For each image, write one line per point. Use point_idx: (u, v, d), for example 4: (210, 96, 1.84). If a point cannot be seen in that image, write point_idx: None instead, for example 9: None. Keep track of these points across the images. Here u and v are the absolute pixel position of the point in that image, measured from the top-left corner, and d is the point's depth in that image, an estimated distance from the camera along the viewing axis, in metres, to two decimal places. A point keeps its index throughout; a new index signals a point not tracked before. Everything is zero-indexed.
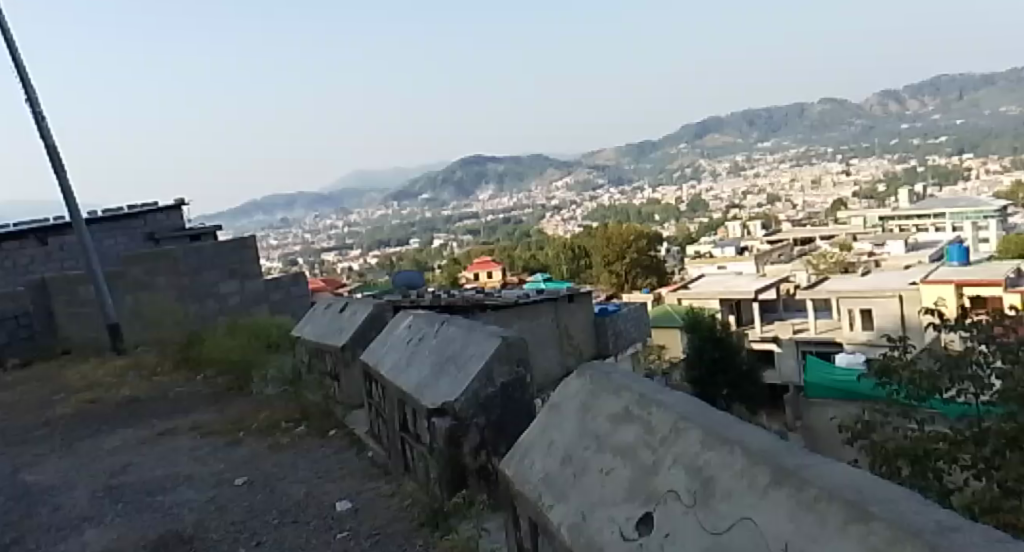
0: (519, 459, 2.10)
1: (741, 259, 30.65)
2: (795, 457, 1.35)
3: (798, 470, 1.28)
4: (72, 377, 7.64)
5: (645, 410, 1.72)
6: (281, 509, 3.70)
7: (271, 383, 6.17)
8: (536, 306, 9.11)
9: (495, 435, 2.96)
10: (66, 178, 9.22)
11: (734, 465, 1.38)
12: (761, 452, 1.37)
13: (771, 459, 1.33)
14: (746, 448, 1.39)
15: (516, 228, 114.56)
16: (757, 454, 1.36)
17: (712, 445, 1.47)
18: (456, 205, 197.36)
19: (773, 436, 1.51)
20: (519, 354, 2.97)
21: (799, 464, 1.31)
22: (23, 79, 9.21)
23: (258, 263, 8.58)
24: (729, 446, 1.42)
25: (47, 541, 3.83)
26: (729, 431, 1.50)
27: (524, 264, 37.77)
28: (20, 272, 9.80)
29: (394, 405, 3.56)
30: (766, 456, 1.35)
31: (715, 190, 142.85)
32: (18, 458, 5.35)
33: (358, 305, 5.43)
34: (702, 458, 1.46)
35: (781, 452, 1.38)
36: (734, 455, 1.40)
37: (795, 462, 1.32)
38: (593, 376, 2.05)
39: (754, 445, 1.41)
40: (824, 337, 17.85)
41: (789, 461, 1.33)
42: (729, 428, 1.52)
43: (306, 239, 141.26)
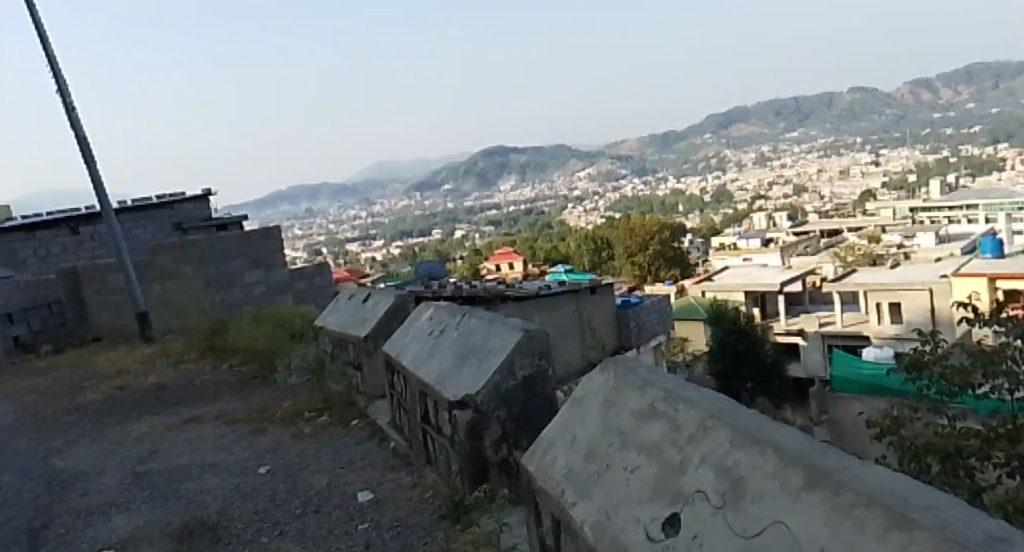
0: (541, 454, 2.06)
1: (766, 251, 30.39)
2: (831, 459, 1.30)
3: (832, 473, 1.24)
4: (101, 364, 7.72)
5: (671, 407, 1.68)
6: (304, 499, 3.69)
7: (295, 373, 6.20)
8: (558, 298, 9.07)
9: (516, 428, 2.93)
10: (96, 169, 9.31)
11: (764, 466, 1.34)
12: (794, 453, 1.32)
13: (805, 461, 1.28)
14: (777, 448, 1.35)
15: (540, 219, 114.45)
16: (791, 454, 1.32)
17: (742, 445, 1.42)
18: (478, 196, 197.78)
19: (806, 436, 1.46)
20: (542, 346, 2.94)
21: (835, 466, 1.26)
22: (54, 71, 9.31)
23: (283, 253, 8.63)
24: (760, 447, 1.38)
25: (75, 527, 3.86)
26: (760, 431, 1.45)
27: (546, 255, 37.75)
28: (51, 261, 9.93)
29: (416, 398, 3.54)
30: (799, 459, 1.30)
31: (740, 181, 141.97)
32: (49, 443, 5.41)
33: (381, 296, 5.42)
34: (731, 458, 1.42)
35: (815, 453, 1.33)
36: (764, 456, 1.35)
37: (830, 465, 1.27)
38: (616, 372, 2.00)
39: (786, 445, 1.36)
40: (851, 331, 17.66)
41: (825, 463, 1.27)
42: (759, 426, 1.48)
43: (329, 229, 142.07)
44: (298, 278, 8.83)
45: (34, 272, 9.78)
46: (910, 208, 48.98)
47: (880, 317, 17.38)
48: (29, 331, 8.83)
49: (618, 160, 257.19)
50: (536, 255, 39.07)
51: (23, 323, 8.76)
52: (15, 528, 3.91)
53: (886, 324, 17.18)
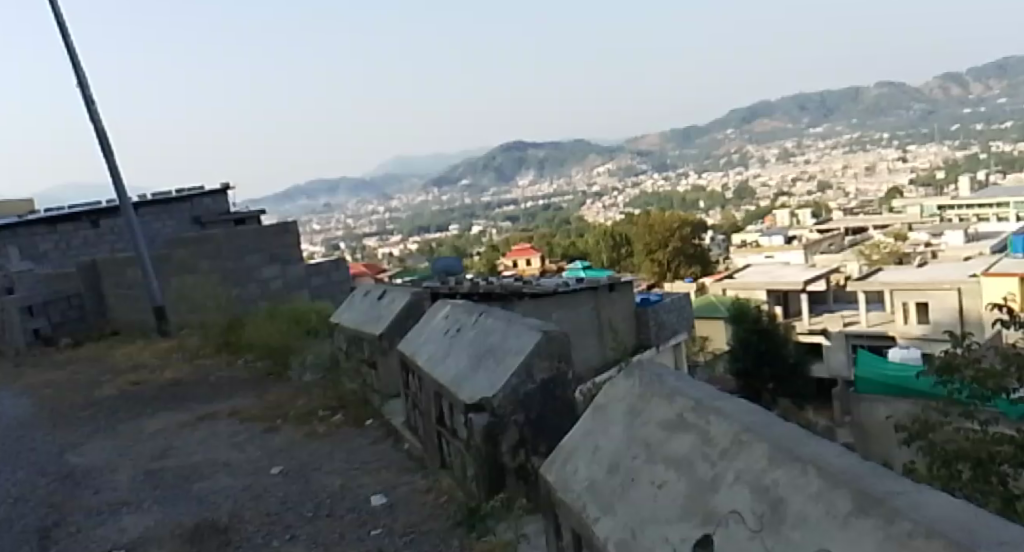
0: (560, 464, 1.96)
1: (788, 249, 30.14)
2: (882, 482, 1.19)
3: (886, 497, 1.13)
4: (119, 357, 7.71)
5: (702, 419, 1.57)
6: (317, 501, 3.62)
7: (310, 370, 6.15)
8: (577, 295, 8.98)
9: (534, 435, 2.84)
10: (115, 162, 9.31)
11: (808, 487, 1.23)
12: (840, 475, 1.21)
13: (855, 484, 1.18)
14: (822, 468, 1.24)
15: (559, 215, 114.82)
16: (837, 476, 1.21)
17: (782, 463, 1.31)
18: (495, 191, 197.49)
19: (850, 452, 1.35)
20: (561, 349, 2.84)
21: (887, 490, 1.16)
22: (75, 64, 9.30)
23: (300, 248, 8.59)
24: (803, 466, 1.27)
25: (85, 526, 3.80)
26: (801, 447, 1.34)
27: (564, 251, 37.70)
28: (73, 253, 9.98)
29: (431, 399, 3.45)
30: (847, 480, 1.19)
31: (761, 177, 141.51)
32: (65, 438, 5.38)
33: (397, 293, 5.34)
34: (769, 478, 1.31)
35: (864, 474, 1.22)
36: (807, 476, 1.24)
37: (883, 489, 1.16)
38: (641, 377, 1.91)
39: (831, 465, 1.25)
40: (875, 331, 17.41)
41: (877, 487, 1.16)
42: (801, 443, 1.37)
43: (345, 224, 142.23)
44: (315, 273, 8.79)
45: (56, 265, 9.80)
46: (938, 205, 48.27)
47: (906, 316, 17.09)
48: (48, 324, 8.84)
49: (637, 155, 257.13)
50: (555, 251, 39.02)
51: (43, 317, 8.78)
52: (26, 526, 3.86)
53: (912, 324, 16.90)
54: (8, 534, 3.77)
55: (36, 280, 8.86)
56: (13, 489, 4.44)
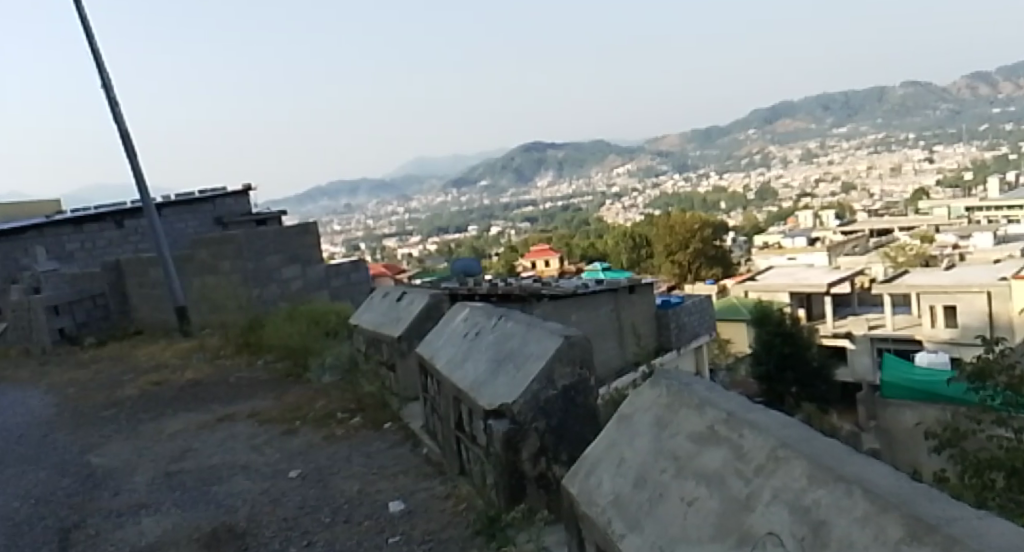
0: (583, 477, 1.90)
1: (811, 250, 29.92)
2: (933, 506, 1.12)
3: (941, 524, 1.05)
4: (141, 357, 7.73)
5: (734, 432, 1.51)
6: (335, 506, 3.58)
7: (328, 372, 6.11)
8: (597, 297, 8.93)
9: (556, 442, 2.77)
10: (139, 163, 9.35)
11: (853, 510, 1.16)
12: (887, 496, 1.15)
13: (905, 507, 1.11)
14: (867, 489, 1.17)
15: (580, 215, 114.89)
16: (884, 498, 1.14)
17: (824, 482, 1.24)
18: (514, 191, 197.31)
19: (896, 472, 1.28)
20: (582, 354, 2.79)
21: (941, 516, 1.09)
22: (99, 65, 9.34)
23: (320, 249, 8.57)
24: (849, 486, 1.20)
25: (104, 528, 3.78)
26: (844, 466, 1.27)
27: (583, 252, 37.63)
28: (98, 253, 10.08)
29: (450, 404, 3.39)
30: (896, 504, 1.12)
31: (784, 178, 140.93)
32: (85, 438, 5.38)
33: (416, 294, 5.30)
34: (810, 497, 1.24)
35: (913, 497, 1.15)
36: (851, 497, 1.18)
37: (934, 514, 1.09)
38: (668, 386, 1.85)
39: (878, 487, 1.18)
40: (901, 334, 17.18)
41: (928, 511, 1.10)
42: (843, 461, 1.30)
43: (364, 224, 142.47)
44: (334, 274, 8.77)
45: (81, 265, 9.87)
46: (965, 207, 47.69)
47: (933, 320, 16.83)
48: (73, 323, 8.89)
49: (658, 155, 256.64)
50: (573, 251, 38.96)
51: (68, 316, 8.82)
52: (46, 527, 3.86)
53: (939, 327, 16.67)
54: (29, 536, 3.76)
55: (61, 279, 8.91)
56: (35, 490, 4.44)
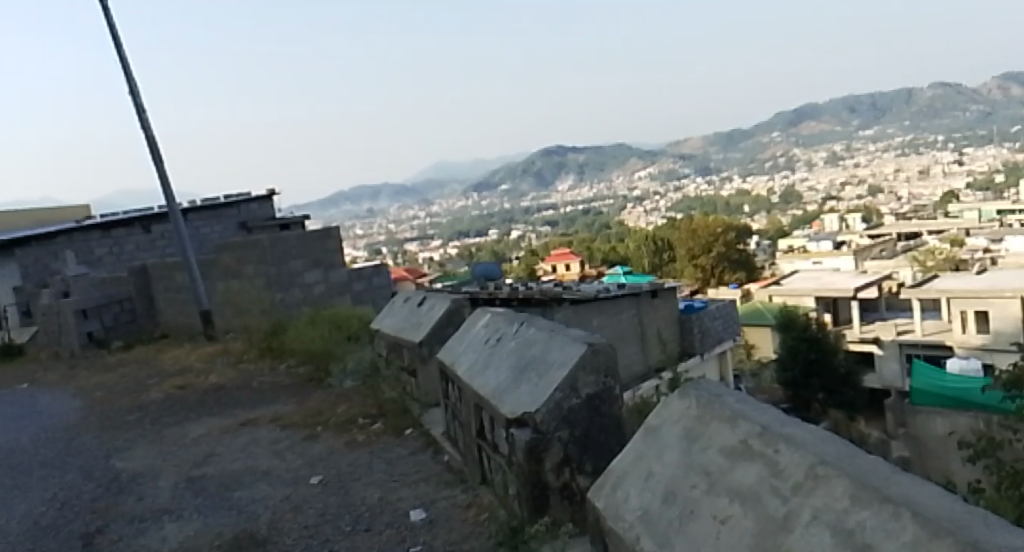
0: (610, 490, 1.84)
1: (837, 254, 29.63)
2: (989, 533, 1.06)
3: None
4: (166, 361, 7.76)
5: (770, 447, 1.45)
6: (356, 514, 3.55)
7: (350, 376, 6.08)
8: (618, 302, 8.90)
9: (580, 452, 2.72)
10: (164, 169, 9.40)
11: (901, 534, 1.10)
12: (940, 521, 1.08)
13: (960, 534, 1.04)
14: (916, 513, 1.10)
15: (602, 219, 114.85)
16: (936, 522, 1.07)
17: (867, 503, 1.18)
18: (535, 195, 197.19)
19: (945, 493, 1.21)
20: (607, 362, 2.73)
21: (1000, 544, 1.02)
22: (127, 71, 9.41)
23: (343, 253, 8.55)
24: (896, 507, 1.14)
25: (127, 534, 3.77)
26: (889, 485, 1.20)
27: (604, 256, 37.55)
28: (125, 257, 10.20)
29: (471, 411, 3.34)
30: (950, 529, 1.05)
31: (809, 181, 140.00)
32: (110, 442, 5.39)
33: (437, 299, 5.25)
34: (852, 519, 1.18)
35: (967, 522, 1.09)
36: (898, 520, 1.12)
37: (992, 542, 1.02)
38: (699, 398, 1.79)
39: (928, 509, 1.11)
40: (931, 340, 16.90)
41: (983, 538, 1.03)
42: (888, 481, 1.23)
43: (386, 229, 142.91)
44: (357, 278, 8.75)
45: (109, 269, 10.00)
46: (997, 211, 46.95)
47: (963, 325, 16.58)
48: (101, 326, 8.96)
49: (680, 159, 255.90)
50: (594, 255, 38.86)
51: (96, 320, 8.87)
52: (71, 532, 3.85)
53: (971, 333, 16.43)
54: (52, 541, 3.75)
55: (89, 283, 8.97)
56: (60, 494, 4.44)
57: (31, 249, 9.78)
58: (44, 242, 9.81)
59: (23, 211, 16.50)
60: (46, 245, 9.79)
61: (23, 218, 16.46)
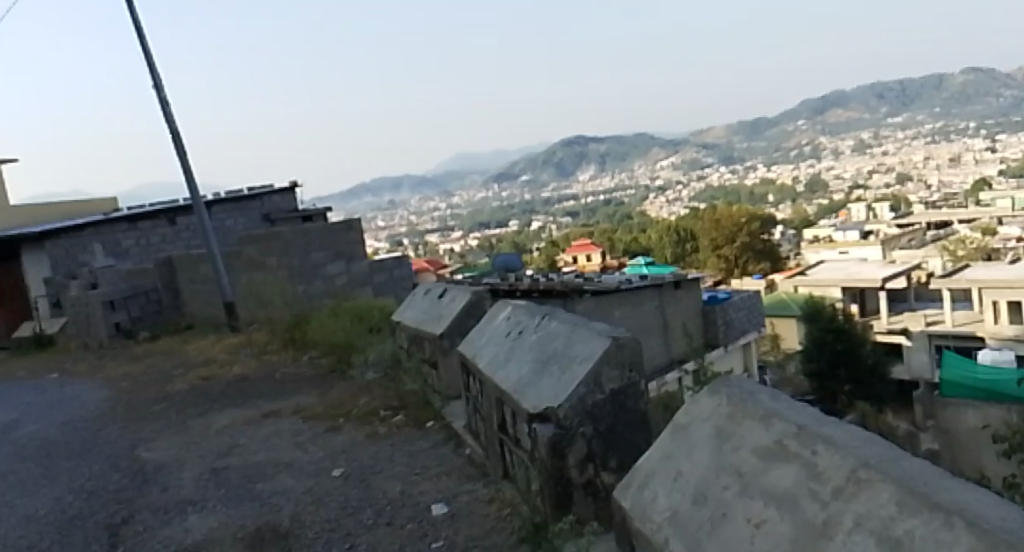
0: (636, 490, 1.79)
1: (864, 244, 29.28)
2: None
3: None
4: (192, 352, 7.78)
5: (807, 448, 1.39)
6: (377, 507, 3.52)
7: (372, 367, 6.06)
8: (640, 294, 8.83)
9: (604, 448, 2.66)
10: (188, 161, 9.43)
11: (955, 546, 1.03)
12: (999, 531, 1.02)
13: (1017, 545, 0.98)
14: (973, 523, 1.04)
15: (624, 209, 114.52)
16: (994, 534, 1.01)
17: (917, 511, 1.12)
18: (556, 186, 196.79)
19: (1000, 501, 1.14)
20: (632, 357, 2.67)
21: None
22: (151, 65, 9.44)
23: (365, 245, 8.54)
24: (949, 515, 1.07)
25: (152, 525, 3.76)
26: (940, 492, 1.14)
27: (626, 246, 37.39)
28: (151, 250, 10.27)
29: (493, 405, 3.30)
30: (1008, 542, 0.99)
31: (834, 170, 138.39)
32: (137, 433, 5.40)
33: (458, 291, 5.20)
34: (899, 527, 1.12)
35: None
36: (951, 530, 1.05)
37: None
38: (729, 395, 1.73)
39: (985, 519, 1.05)
40: (962, 331, 16.66)
41: None
42: (937, 487, 1.17)
43: (407, 220, 143.16)
44: (378, 270, 8.72)
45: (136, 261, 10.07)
46: None
47: (996, 316, 16.36)
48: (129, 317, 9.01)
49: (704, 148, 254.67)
50: (616, 246, 38.72)
51: (123, 310, 8.91)
52: (97, 522, 3.86)
53: (1003, 324, 16.16)
54: (79, 532, 3.75)
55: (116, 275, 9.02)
56: (87, 484, 4.46)
57: (59, 240, 9.85)
58: (72, 234, 9.88)
59: (51, 204, 16.69)
60: (75, 237, 9.86)
61: (51, 211, 16.63)
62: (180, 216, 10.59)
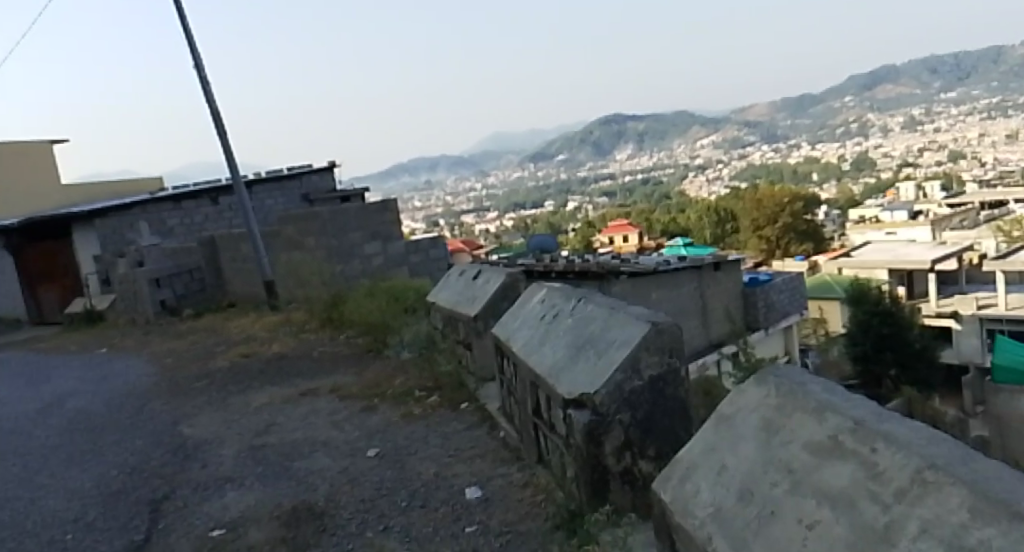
0: (677, 482, 1.73)
1: (913, 224, 28.57)
2: None
3: None
4: (233, 330, 7.83)
5: (865, 445, 1.32)
6: (411, 489, 3.47)
7: (407, 348, 6.02)
8: (678, 275, 8.70)
9: (642, 436, 2.57)
10: (228, 141, 9.46)
11: None
12: None
13: None
14: None
15: (662, 188, 113.39)
16: None
17: (991, 519, 1.05)
18: (593, 166, 195.51)
19: None
20: (672, 343, 2.57)
21: None
22: (192, 46, 9.47)
23: (400, 225, 8.50)
24: None
25: (192, 501, 3.76)
26: (1014, 497, 1.07)
27: (664, 227, 37.02)
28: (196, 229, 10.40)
29: (527, 389, 3.22)
30: None
31: (880, 149, 135.31)
32: (179, 409, 5.43)
33: (492, 273, 5.10)
34: (973, 536, 1.06)
35: None
36: None
37: None
38: (778, 387, 1.65)
39: None
40: (1014, 315, 16.20)
41: None
42: (1011, 490, 1.10)
43: (444, 201, 143.41)
44: (414, 250, 8.67)
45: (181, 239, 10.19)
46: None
47: None
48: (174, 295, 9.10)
49: (745, 126, 251.02)
50: (654, 227, 38.35)
51: (169, 288, 9.00)
52: (138, 497, 3.87)
53: None
54: (121, 507, 3.76)
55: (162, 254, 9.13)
56: (130, 459, 4.49)
57: (107, 219, 9.99)
58: (119, 213, 10.01)
59: (100, 183, 16.96)
60: (122, 216, 9.99)
61: (99, 191, 16.89)
62: (222, 196, 10.66)
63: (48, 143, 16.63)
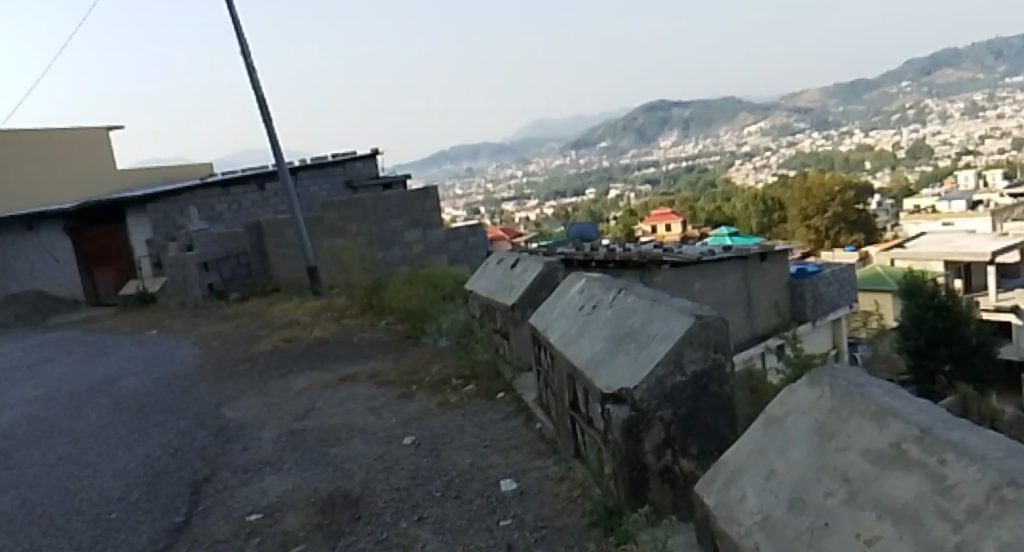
0: (720, 486, 1.64)
1: (970, 214, 27.75)
2: None
3: None
4: (276, 314, 7.84)
5: (933, 455, 1.26)
6: (447, 479, 3.40)
7: (444, 335, 5.95)
8: (722, 265, 8.50)
9: (684, 433, 2.46)
10: (274, 127, 9.49)
11: None
12: None
13: None
14: None
15: (708, 177, 112.00)
16: None
17: None
18: (638, 154, 193.86)
19: None
20: (717, 338, 2.45)
21: None
22: (239, 32, 9.50)
23: (440, 212, 8.46)
24: None
25: (232, 484, 3.74)
26: None
27: (709, 216, 36.51)
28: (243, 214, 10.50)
29: (564, 381, 3.12)
30: None
31: (935, 137, 131.75)
32: (222, 392, 5.43)
33: (530, 262, 4.99)
34: None
35: None
36: None
37: None
38: (831, 388, 1.55)
39: None
40: None
41: None
42: None
43: (488, 188, 143.32)
44: (454, 238, 8.62)
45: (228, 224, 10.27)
46: None
47: None
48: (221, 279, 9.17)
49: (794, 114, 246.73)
50: (699, 215, 37.88)
51: (216, 272, 9.07)
52: (179, 479, 3.85)
53: None
54: (163, 488, 3.75)
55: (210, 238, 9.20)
56: (174, 440, 4.49)
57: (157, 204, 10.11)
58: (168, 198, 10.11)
59: (152, 168, 17.21)
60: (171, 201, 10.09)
61: (152, 176, 17.15)
62: (268, 182, 10.72)
63: (104, 128, 16.90)
